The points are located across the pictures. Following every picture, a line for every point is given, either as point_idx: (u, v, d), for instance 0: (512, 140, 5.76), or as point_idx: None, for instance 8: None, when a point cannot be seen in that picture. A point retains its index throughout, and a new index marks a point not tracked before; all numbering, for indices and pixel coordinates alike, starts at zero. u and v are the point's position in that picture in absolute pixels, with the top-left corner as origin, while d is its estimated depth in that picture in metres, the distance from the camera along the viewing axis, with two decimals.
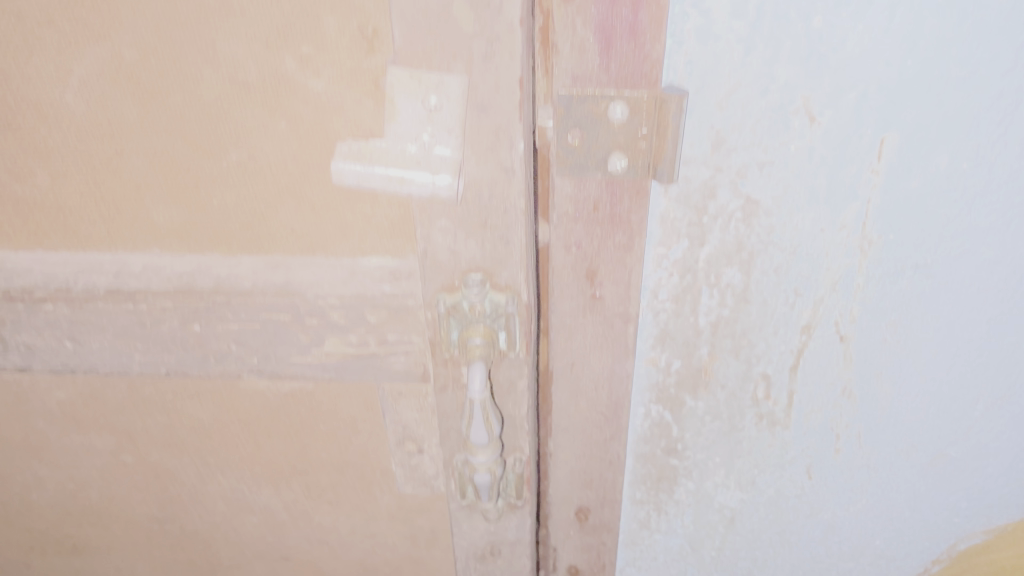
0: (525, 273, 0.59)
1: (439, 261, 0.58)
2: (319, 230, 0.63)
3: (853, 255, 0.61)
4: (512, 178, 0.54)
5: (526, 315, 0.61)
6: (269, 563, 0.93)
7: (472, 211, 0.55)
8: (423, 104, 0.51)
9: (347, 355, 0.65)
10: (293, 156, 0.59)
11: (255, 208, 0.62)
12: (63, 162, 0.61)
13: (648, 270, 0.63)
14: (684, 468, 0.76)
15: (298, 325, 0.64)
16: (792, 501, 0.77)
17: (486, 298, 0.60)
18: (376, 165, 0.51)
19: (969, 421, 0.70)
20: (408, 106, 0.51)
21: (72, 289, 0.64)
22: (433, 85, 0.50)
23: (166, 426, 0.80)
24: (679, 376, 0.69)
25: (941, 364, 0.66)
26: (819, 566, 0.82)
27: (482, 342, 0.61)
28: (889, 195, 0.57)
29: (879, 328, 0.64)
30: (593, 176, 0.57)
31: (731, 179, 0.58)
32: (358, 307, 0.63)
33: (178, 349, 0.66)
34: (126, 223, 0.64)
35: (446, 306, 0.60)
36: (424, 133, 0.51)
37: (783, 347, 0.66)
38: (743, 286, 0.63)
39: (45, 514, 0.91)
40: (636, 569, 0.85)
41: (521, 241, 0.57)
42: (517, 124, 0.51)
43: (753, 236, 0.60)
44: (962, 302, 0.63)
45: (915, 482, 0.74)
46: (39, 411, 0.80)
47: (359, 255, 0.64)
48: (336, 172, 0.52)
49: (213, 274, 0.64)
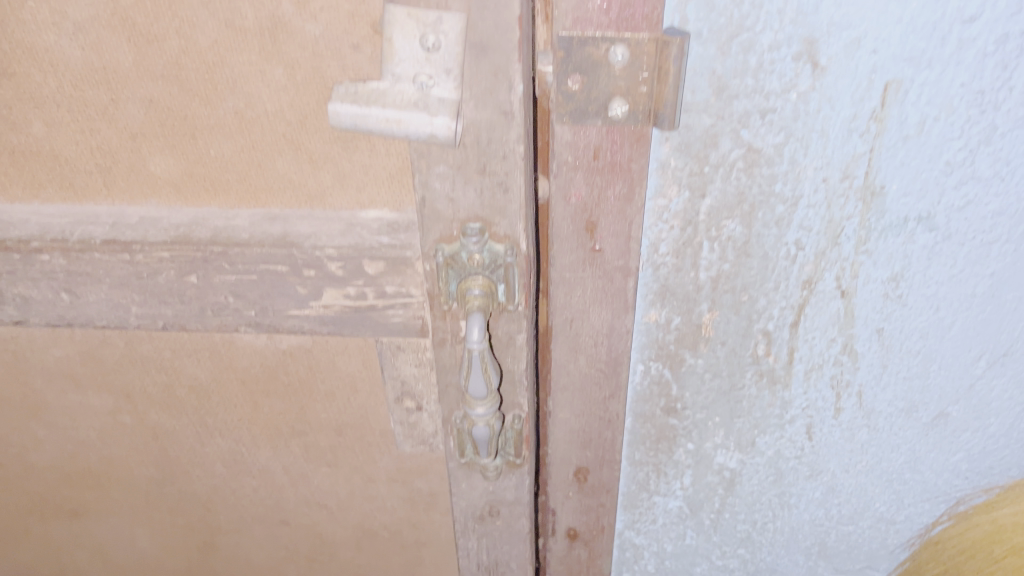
0: (524, 223, 0.58)
1: (437, 210, 0.58)
2: (318, 180, 0.63)
3: (855, 206, 0.60)
4: (510, 122, 0.53)
5: (526, 266, 0.61)
6: (268, 528, 0.92)
7: (471, 157, 0.55)
8: (421, 43, 0.50)
9: (345, 309, 0.65)
10: (290, 104, 0.59)
11: (253, 158, 0.62)
12: (59, 110, 0.61)
13: (648, 222, 0.62)
14: (683, 428, 0.75)
15: (295, 277, 0.63)
16: (792, 462, 0.77)
17: (485, 248, 0.60)
18: (373, 106, 0.51)
19: (970, 380, 0.69)
20: (406, 45, 0.50)
21: (68, 240, 0.63)
22: (431, 24, 0.50)
23: (164, 386, 0.80)
24: (679, 333, 0.69)
25: (942, 320, 0.66)
26: (819, 528, 0.82)
27: (481, 293, 0.61)
28: (892, 145, 0.57)
29: (881, 283, 0.64)
30: (593, 122, 0.56)
31: (732, 127, 0.57)
32: (357, 258, 0.62)
33: (176, 301, 0.66)
34: (123, 173, 0.64)
35: (444, 256, 0.60)
36: (422, 74, 0.51)
37: (784, 303, 0.66)
38: (744, 240, 0.63)
39: (44, 476, 0.91)
40: (635, 532, 0.85)
41: (520, 188, 0.56)
42: (516, 65, 0.51)
43: (755, 187, 0.60)
44: (964, 255, 0.62)
45: (916, 442, 0.74)
46: (36, 370, 0.80)
47: (357, 207, 0.64)
48: (332, 113, 0.51)
49: (210, 226, 0.64)
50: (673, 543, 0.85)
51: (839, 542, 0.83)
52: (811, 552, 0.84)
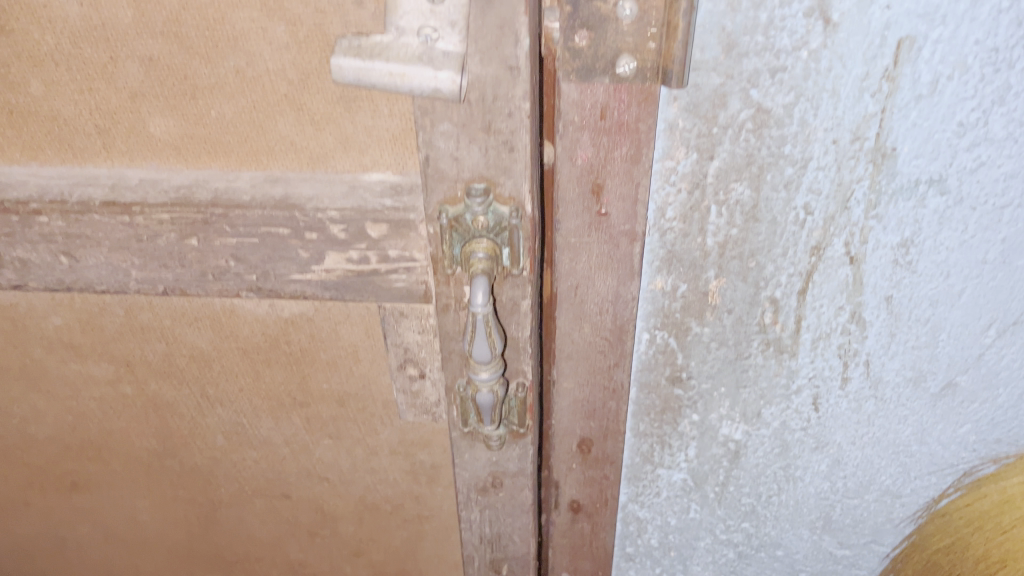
0: (529, 183, 0.58)
1: (441, 169, 0.57)
2: (320, 142, 0.62)
3: (865, 169, 0.59)
4: (516, 77, 0.52)
5: (531, 230, 0.60)
6: (269, 501, 0.92)
7: (476, 115, 0.54)
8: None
9: (348, 273, 0.64)
10: (292, 63, 0.58)
11: (254, 118, 0.61)
12: (57, 69, 0.60)
13: (655, 186, 0.62)
14: (688, 398, 0.75)
15: (297, 241, 0.62)
16: (798, 434, 0.76)
17: (489, 210, 0.59)
18: (376, 60, 0.50)
19: (979, 349, 0.68)
20: None
21: (67, 201, 0.63)
22: None
23: (164, 355, 0.79)
24: (685, 301, 0.68)
25: (952, 288, 0.65)
26: (824, 502, 0.81)
27: (485, 256, 0.60)
28: (904, 105, 0.56)
29: (890, 249, 0.63)
30: (601, 80, 0.56)
31: (741, 86, 0.56)
32: (358, 221, 0.61)
33: (176, 265, 0.65)
34: (122, 134, 0.63)
35: (448, 218, 0.59)
36: (427, 27, 0.50)
37: (792, 269, 0.65)
38: (752, 204, 0.62)
39: (44, 448, 0.90)
40: (639, 506, 0.85)
41: (525, 147, 0.56)
42: (522, 18, 0.50)
43: (764, 149, 0.59)
44: (976, 220, 0.61)
45: (923, 414, 0.73)
46: (36, 338, 0.79)
47: (360, 170, 0.63)
48: (335, 68, 0.51)
49: (211, 188, 0.63)
50: (677, 517, 0.85)
51: (844, 517, 0.82)
52: (816, 527, 0.84)
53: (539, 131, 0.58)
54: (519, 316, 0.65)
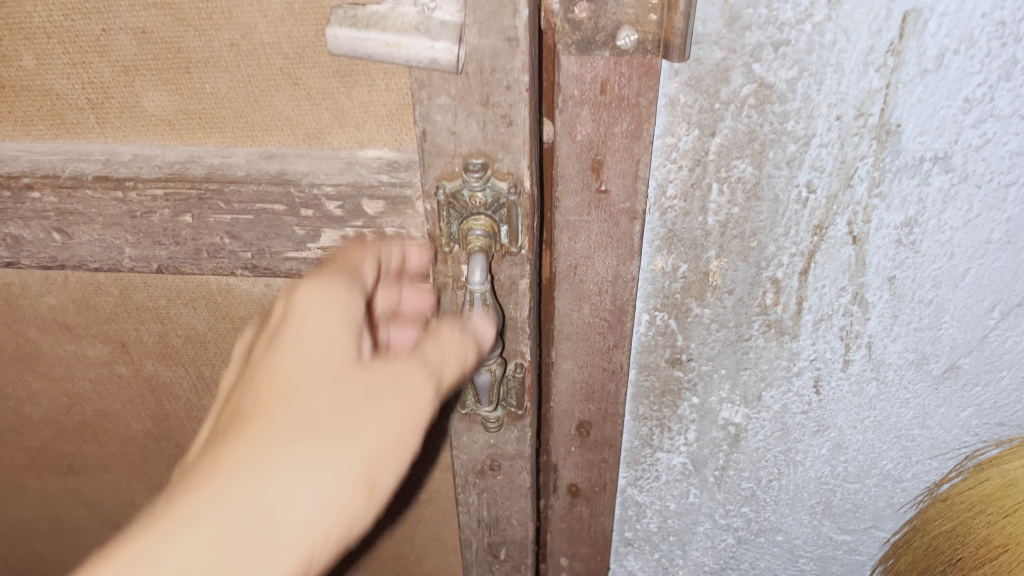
0: (528, 158, 0.57)
1: (438, 143, 0.57)
2: (316, 117, 0.61)
3: (869, 146, 0.58)
4: (516, 48, 0.51)
5: (530, 206, 0.59)
6: None
7: (474, 88, 0.54)
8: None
9: None
10: (288, 35, 0.57)
11: (250, 93, 0.60)
12: (50, 42, 0.59)
13: (656, 163, 0.61)
14: (688, 381, 0.74)
15: (292, 218, 0.61)
16: (799, 418, 0.75)
17: (487, 186, 0.58)
18: (373, 31, 0.49)
19: (983, 331, 0.68)
20: None
21: (59, 176, 0.62)
22: None
23: (160, 336, 0.78)
24: (685, 281, 0.67)
25: (956, 268, 0.64)
26: (824, 487, 0.81)
27: (483, 234, 0.59)
28: (910, 80, 0.55)
29: (894, 228, 0.62)
30: (601, 53, 0.55)
31: (744, 60, 0.55)
32: (355, 196, 0.59)
33: (170, 243, 0.65)
34: (116, 110, 0.62)
35: (445, 194, 0.58)
36: None
37: (794, 249, 0.64)
38: (754, 181, 0.61)
39: (39, 430, 0.90)
40: (638, 490, 0.84)
41: (524, 121, 0.55)
42: None
43: (766, 125, 0.58)
44: (981, 199, 0.60)
45: (925, 397, 0.72)
46: (30, 318, 0.78)
47: (356, 146, 0.62)
48: (331, 38, 0.50)
49: (205, 163, 0.62)
50: (676, 502, 0.84)
51: (844, 502, 0.82)
52: (816, 512, 0.83)
53: (539, 105, 0.57)
54: (518, 295, 0.64)
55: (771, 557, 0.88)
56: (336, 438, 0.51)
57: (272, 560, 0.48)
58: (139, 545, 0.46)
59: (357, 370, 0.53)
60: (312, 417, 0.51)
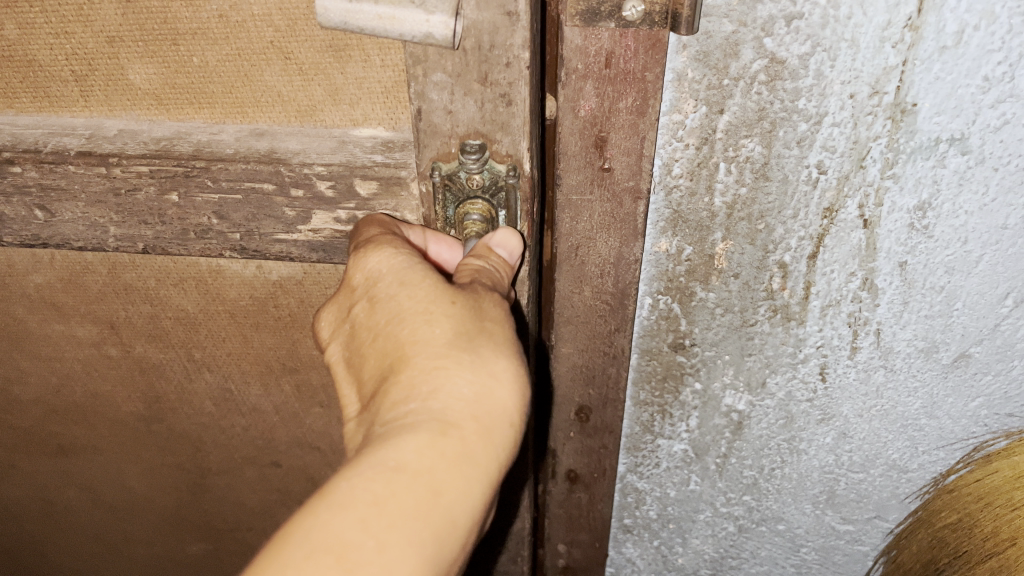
0: (528, 141, 0.55)
1: (434, 123, 0.54)
2: (309, 94, 0.59)
3: (883, 125, 0.56)
4: (516, 23, 0.49)
5: (530, 190, 0.57)
6: (260, 469, 0.92)
7: (470, 65, 0.51)
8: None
9: (337, 233, 0.62)
10: (278, 7, 0.54)
11: (240, 67, 0.58)
12: (31, 10, 0.57)
13: (662, 141, 0.59)
14: (691, 366, 0.72)
15: (282, 198, 0.60)
16: (804, 405, 0.74)
17: (485, 168, 0.56)
18: (365, 2, 0.47)
19: (995, 319, 0.66)
20: None
21: (41, 151, 0.60)
22: None
23: (150, 317, 0.77)
24: (690, 264, 0.65)
25: (970, 254, 0.62)
26: (828, 476, 0.79)
27: (479, 218, 0.56)
28: (927, 57, 0.53)
29: (907, 212, 0.60)
30: (606, 25, 0.52)
31: (755, 35, 0.53)
32: (347, 178, 0.58)
33: (156, 223, 0.64)
34: (102, 82, 0.61)
35: (442, 175, 0.57)
36: None
37: (802, 232, 0.62)
38: (763, 161, 0.59)
39: (29, 411, 0.89)
40: (638, 477, 0.83)
41: (525, 101, 0.53)
42: None
43: (777, 102, 0.56)
44: (998, 182, 0.58)
45: (934, 386, 0.71)
46: (17, 297, 0.77)
47: (350, 124, 0.60)
48: (320, 9, 0.47)
49: (193, 140, 0.60)
50: (676, 489, 0.83)
51: (848, 491, 0.80)
52: (818, 501, 0.82)
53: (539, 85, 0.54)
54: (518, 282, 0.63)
55: (772, 546, 0.87)
56: (489, 350, 0.48)
57: (482, 471, 0.43)
58: (361, 484, 0.39)
59: (466, 289, 0.50)
60: (455, 331, 0.48)
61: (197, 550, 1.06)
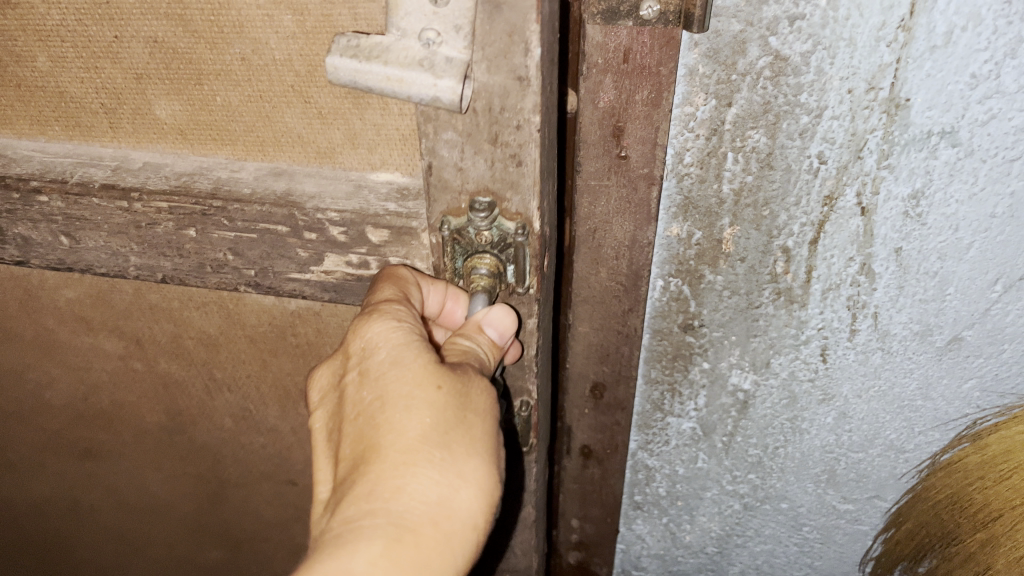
0: (538, 201, 0.55)
1: (445, 178, 0.56)
2: (327, 136, 0.63)
3: (878, 119, 0.61)
4: (526, 87, 0.49)
5: (538, 246, 0.58)
6: (277, 486, 0.98)
7: (481, 125, 0.52)
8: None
9: (348, 276, 0.65)
10: (299, 52, 0.59)
11: (261, 108, 0.63)
12: (63, 44, 0.63)
13: (674, 131, 0.64)
14: (699, 346, 0.77)
15: (295, 239, 0.64)
16: (805, 386, 0.78)
17: (494, 226, 0.57)
18: (374, 63, 0.47)
19: (986, 304, 0.70)
20: None
21: (67, 182, 0.67)
22: None
23: (173, 336, 0.82)
24: (700, 248, 0.70)
25: (961, 241, 0.67)
26: (830, 456, 0.84)
27: (487, 274, 0.58)
28: (919, 55, 0.57)
29: (901, 201, 0.65)
30: (624, 24, 0.58)
31: (761, 34, 0.58)
32: (358, 224, 0.61)
33: (174, 256, 0.69)
34: (130, 115, 0.66)
35: (450, 229, 0.58)
36: (429, 31, 0.47)
37: (804, 219, 0.67)
38: (767, 151, 0.64)
39: (56, 415, 0.95)
40: (648, 454, 0.88)
41: (535, 161, 0.53)
42: (534, 25, 0.46)
43: (780, 97, 0.61)
44: (986, 173, 0.63)
45: (928, 368, 0.75)
46: (50, 309, 0.83)
47: (368, 168, 0.64)
48: (330, 68, 0.48)
49: (212, 176, 0.66)
50: (684, 466, 0.87)
51: (848, 471, 0.85)
52: (820, 480, 0.86)
53: (550, 142, 0.54)
54: (522, 332, 0.64)
55: (775, 525, 0.91)
56: (458, 451, 0.52)
57: None
58: None
59: (456, 371, 0.53)
60: (432, 425, 0.52)
61: (213, 558, 1.13)
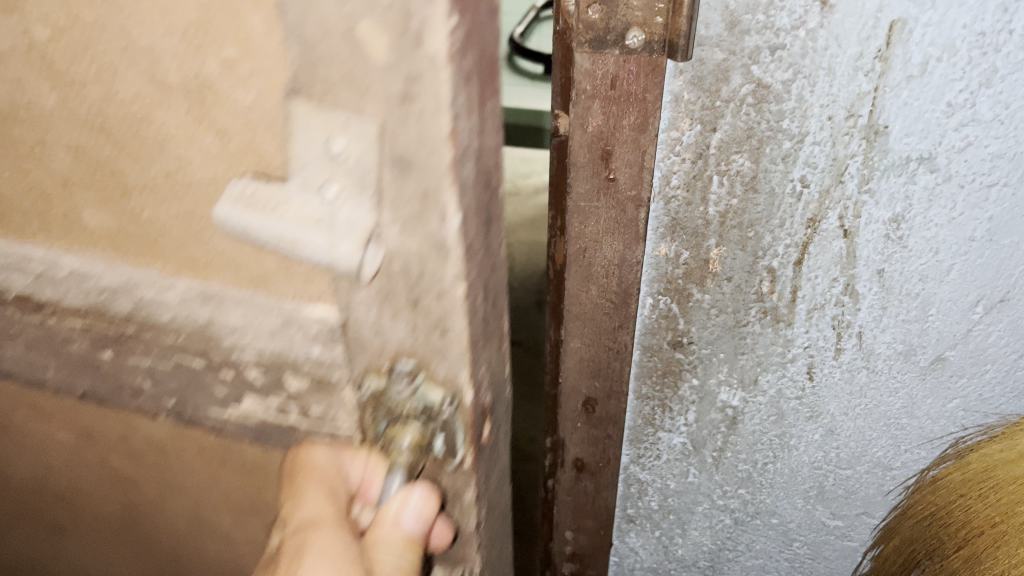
0: (468, 370, 0.42)
1: (361, 337, 0.44)
2: (223, 274, 0.47)
3: (858, 145, 0.63)
4: (448, 257, 0.38)
5: (472, 417, 0.45)
6: None
7: (397, 289, 0.40)
8: (321, 145, 0.35)
9: (265, 419, 0.54)
10: (186, 186, 0.43)
11: (149, 242, 0.48)
12: None
13: (661, 155, 0.66)
14: (689, 362, 0.79)
15: (210, 373, 0.53)
16: (793, 403, 0.80)
17: (418, 392, 0.44)
18: (266, 215, 0.38)
19: (967, 324, 0.72)
20: (306, 145, 0.36)
21: None
22: (338, 124, 0.34)
23: (100, 489, 0.76)
24: (687, 267, 0.72)
25: (941, 264, 0.68)
26: (818, 472, 0.85)
27: (409, 446, 0.46)
28: (896, 84, 0.60)
29: (882, 224, 0.67)
30: (611, 52, 0.60)
31: (743, 62, 0.60)
32: (279, 366, 0.49)
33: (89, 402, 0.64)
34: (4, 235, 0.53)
35: (372, 388, 0.46)
36: (329, 186, 0.36)
37: (788, 240, 0.69)
38: (752, 175, 0.66)
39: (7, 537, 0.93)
40: (641, 468, 0.89)
41: (463, 337, 0.41)
42: (450, 195, 0.35)
43: (763, 123, 0.63)
44: (964, 198, 0.65)
45: (913, 387, 0.77)
46: None
47: (302, 301, 0.45)
48: (219, 214, 0.39)
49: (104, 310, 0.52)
50: (676, 480, 0.89)
51: (836, 487, 0.86)
52: (809, 496, 0.88)
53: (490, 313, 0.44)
54: (465, 501, 0.50)
55: (766, 539, 0.93)
56: None
57: None
58: None
59: None
60: None
61: None
